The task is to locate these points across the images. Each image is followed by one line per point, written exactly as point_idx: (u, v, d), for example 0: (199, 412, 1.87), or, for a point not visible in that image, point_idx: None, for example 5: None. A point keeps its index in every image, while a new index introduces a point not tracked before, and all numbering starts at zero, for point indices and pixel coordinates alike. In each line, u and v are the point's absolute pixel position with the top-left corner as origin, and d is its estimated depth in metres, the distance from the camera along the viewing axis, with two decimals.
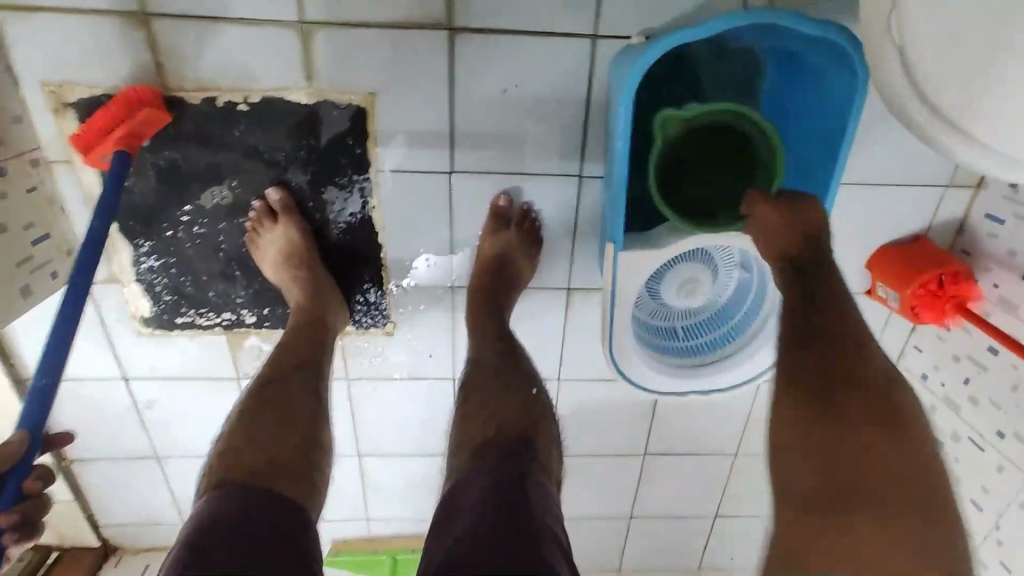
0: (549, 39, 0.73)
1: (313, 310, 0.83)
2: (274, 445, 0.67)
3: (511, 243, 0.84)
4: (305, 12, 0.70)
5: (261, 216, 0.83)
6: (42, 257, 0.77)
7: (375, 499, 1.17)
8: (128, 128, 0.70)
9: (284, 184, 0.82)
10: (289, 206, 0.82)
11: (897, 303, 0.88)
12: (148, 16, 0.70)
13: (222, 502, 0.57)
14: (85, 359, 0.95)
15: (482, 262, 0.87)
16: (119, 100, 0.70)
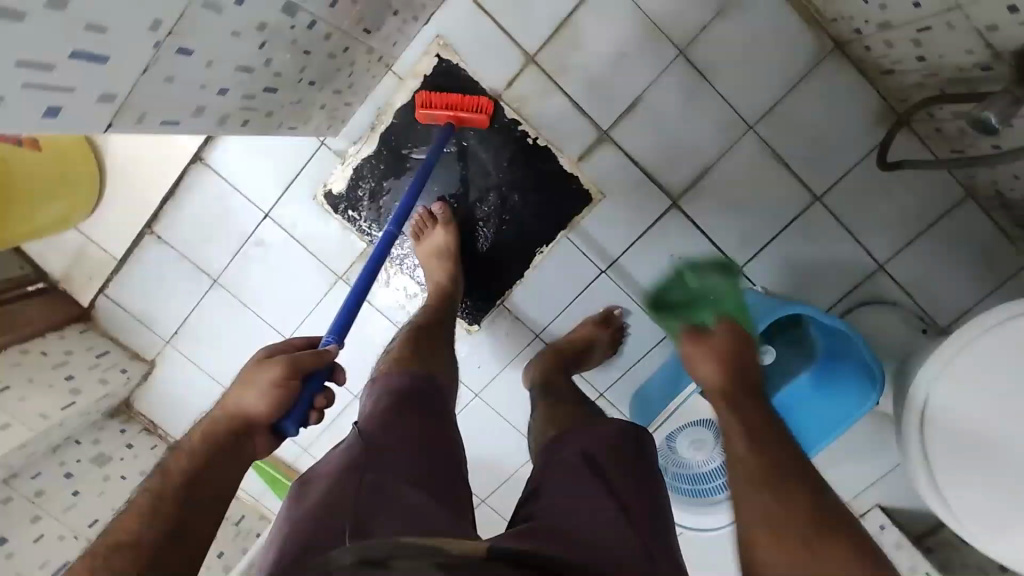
0: (716, 250, 1.09)
1: (451, 284, 1.05)
2: (421, 351, 0.90)
3: (601, 338, 1.10)
4: (612, 130, 1.04)
5: (424, 219, 1.09)
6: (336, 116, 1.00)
7: (330, 439, 1.27)
8: (468, 118, 1.02)
9: (444, 203, 1.09)
10: (452, 220, 1.09)
11: None
12: (531, 58, 1.02)
13: (396, 381, 0.83)
14: (256, 180, 1.10)
15: (573, 338, 1.09)
16: (475, 97, 1.02)
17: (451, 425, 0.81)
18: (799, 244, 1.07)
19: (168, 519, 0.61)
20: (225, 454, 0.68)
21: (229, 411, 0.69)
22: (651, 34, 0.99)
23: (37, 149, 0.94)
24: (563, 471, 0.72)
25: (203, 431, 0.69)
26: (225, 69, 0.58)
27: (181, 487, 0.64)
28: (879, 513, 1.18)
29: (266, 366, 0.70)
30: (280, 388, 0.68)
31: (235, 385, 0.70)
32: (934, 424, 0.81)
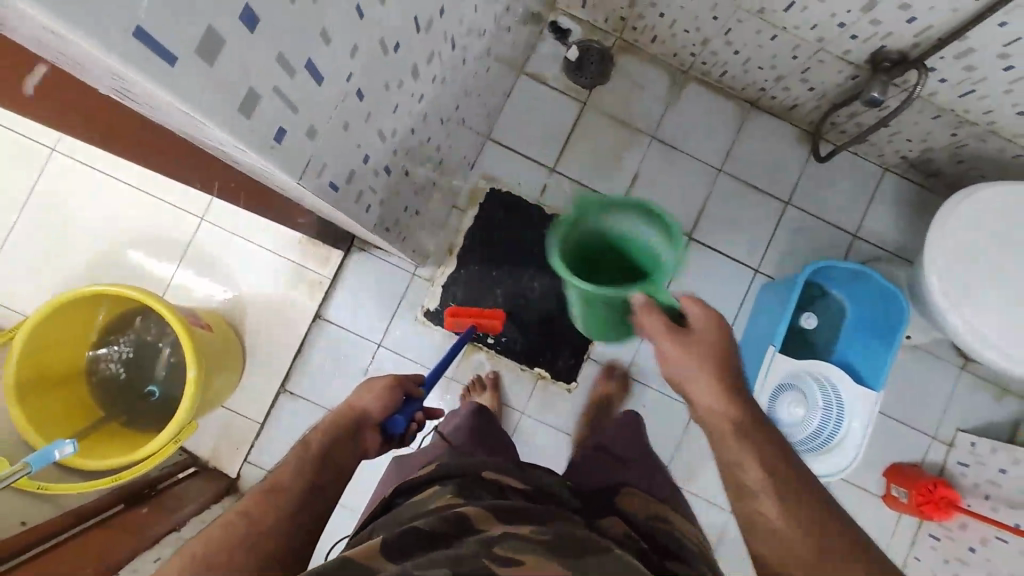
0: (734, 262, 1.39)
1: None
2: (480, 407, 1.13)
3: (617, 388, 1.35)
4: (626, 201, 1.39)
5: (473, 386, 1.34)
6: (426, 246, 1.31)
7: None
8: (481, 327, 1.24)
9: (491, 373, 1.35)
10: (494, 386, 1.33)
11: (908, 498, 1.28)
12: (553, 171, 1.39)
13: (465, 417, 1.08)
14: (367, 320, 1.35)
15: (597, 395, 1.36)
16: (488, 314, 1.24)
17: (499, 435, 1.05)
18: (789, 237, 1.39)
19: (308, 476, 0.71)
20: (345, 435, 0.80)
21: (346, 409, 0.84)
22: (629, 132, 1.40)
23: (214, 332, 1.17)
24: (591, 464, 1.03)
25: (324, 423, 0.81)
26: (412, 189, 0.88)
27: (314, 457, 0.74)
28: (965, 434, 1.35)
29: (379, 380, 0.90)
30: (391, 391, 0.87)
31: (357, 391, 0.88)
32: (953, 297, 0.99)
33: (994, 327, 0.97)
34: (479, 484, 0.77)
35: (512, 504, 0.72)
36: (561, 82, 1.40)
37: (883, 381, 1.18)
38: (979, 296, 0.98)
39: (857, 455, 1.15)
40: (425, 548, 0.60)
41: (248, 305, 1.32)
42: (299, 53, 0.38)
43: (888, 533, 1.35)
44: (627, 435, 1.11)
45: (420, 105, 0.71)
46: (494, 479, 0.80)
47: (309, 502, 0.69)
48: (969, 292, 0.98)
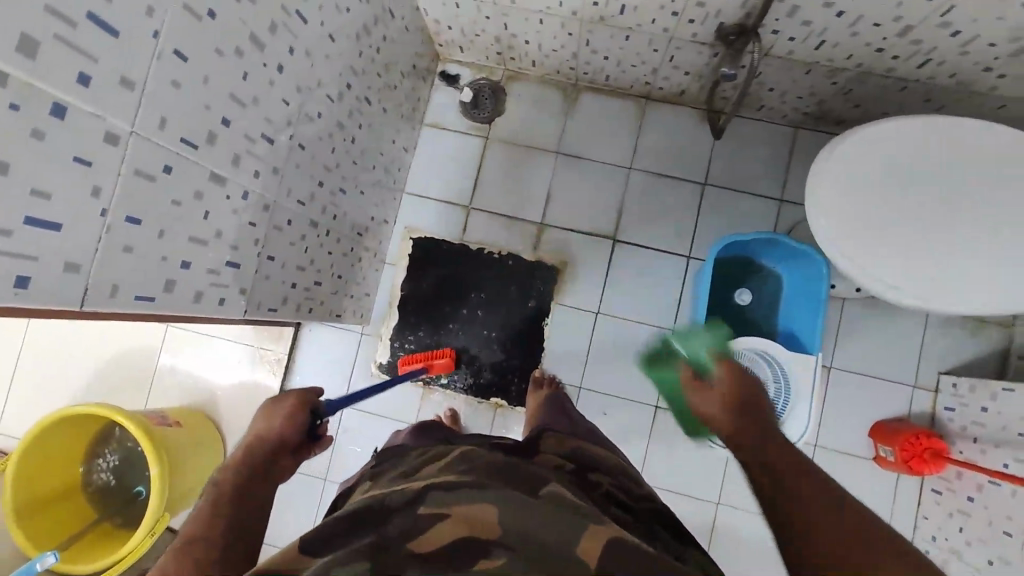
0: (663, 253, 1.39)
1: None
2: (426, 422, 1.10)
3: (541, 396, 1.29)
4: (545, 220, 1.43)
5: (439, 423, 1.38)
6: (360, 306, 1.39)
7: None
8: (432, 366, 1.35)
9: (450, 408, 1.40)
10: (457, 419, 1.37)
11: (894, 455, 1.22)
12: (471, 207, 1.45)
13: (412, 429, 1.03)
14: (327, 385, 1.43)
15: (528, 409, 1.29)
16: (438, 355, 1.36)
17: (445, 429, 1.01)
18: (715, 215, 1.38)
19: (224, 518, 0.68)
20: (259, 470, 0.78)
21: (252, 439, 0.83)
22: (533, 154, 1.45)
23: (182, 427, 1.28)
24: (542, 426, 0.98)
25: (234, 455, 0.80)
26: (290, 268, 0.97)
27: (227, 501, 0.71)
28: (947, 376, 1.27)
29: (276, 400, 0.90)
30: (297, 412, 0.88)
31: (259, 416, 0.87)
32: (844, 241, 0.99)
33: (893, 262, 0.98)
34: (409, 464, 0.76)
35: (439, 467, 0.71)
36: (462, 122, 1.47)
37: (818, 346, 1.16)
38: (871, 235, 0.99)
39: (806, 427, 1.13)
40: (356, 532, 0.59)
41: (221, 394, 1.43)
42: (7, 219, 0.47)
43: (887, 495, 1.28)
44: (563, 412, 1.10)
45: (248, 199, 0.79)
46: (421, 458, 0.78)
47: (237, 536, 0.67)
48: (861, 234, 0.99)
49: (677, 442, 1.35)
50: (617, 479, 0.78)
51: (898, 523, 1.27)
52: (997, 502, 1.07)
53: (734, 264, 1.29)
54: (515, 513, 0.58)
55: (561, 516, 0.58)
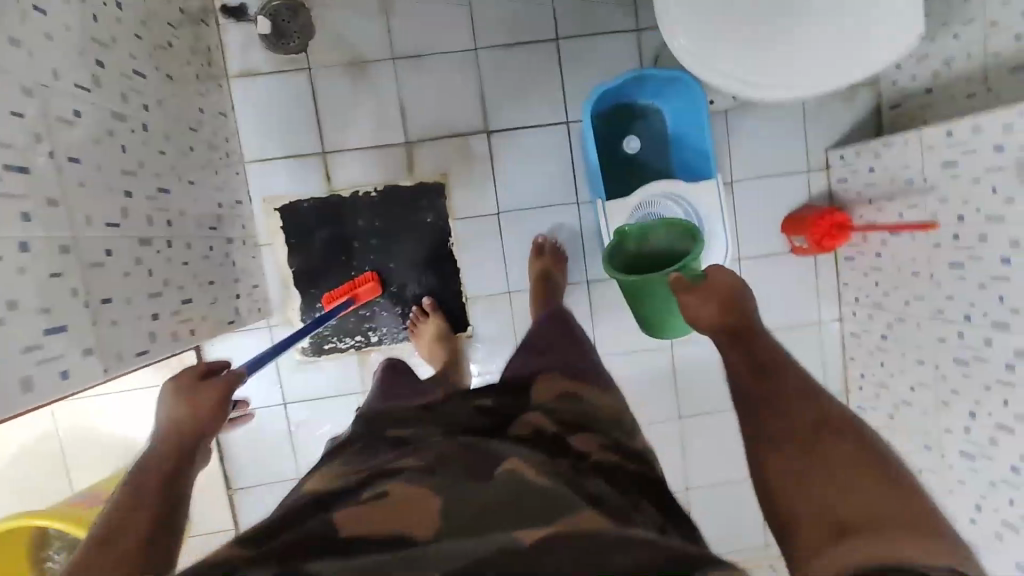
0: (541, 128, 1.30)
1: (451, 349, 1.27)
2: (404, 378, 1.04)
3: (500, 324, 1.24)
4: (409, 137, 1.29)
5: (417, 315, 1.31)
6: (252, 303, 1.23)
7: None
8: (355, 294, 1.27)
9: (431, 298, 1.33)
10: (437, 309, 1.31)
11: (807, 243, 1.28)
12: (326, 153, 1.28)
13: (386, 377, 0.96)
14: (258, 390, 1.33)
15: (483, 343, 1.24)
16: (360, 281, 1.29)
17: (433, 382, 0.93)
18: (580, 69, 1.29)
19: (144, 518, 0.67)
20: (179, 469, 0.75)
21: (171, 435, 0.79)
22: (368, 70, 1.27)
23: None
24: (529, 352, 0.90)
25: (150, 454, 0.77)
26: (141, 300, 0.82)
27: (142, 500, 0.69)
28: (833, 151, 1.31)
29: (188, 385, 0.83)
30: (217, 398, 0.83)
31: (172, 402, 0.81)
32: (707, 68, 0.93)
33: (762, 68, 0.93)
34: (380, 440, 0.70)
35: (399, 450, 0.66)
36: (273, 60, 1.25)
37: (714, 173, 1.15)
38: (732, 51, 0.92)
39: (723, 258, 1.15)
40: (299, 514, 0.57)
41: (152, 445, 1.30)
42: None
43: (810, 279, 1.36)
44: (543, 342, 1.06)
45: (31, 250, 0.64)
46: (399, 428, 0.74)
47: (158, 533, 0.66)
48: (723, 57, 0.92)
49: (617, 305, 1.36)
50: (614, 431, 0.72)
51: (825, 299, 1.37)
52: (901, 251, 1.15)
53: (615, 114, 1.22)
54: (462, 503, 0.54)
55: (540, 504, 0.52)
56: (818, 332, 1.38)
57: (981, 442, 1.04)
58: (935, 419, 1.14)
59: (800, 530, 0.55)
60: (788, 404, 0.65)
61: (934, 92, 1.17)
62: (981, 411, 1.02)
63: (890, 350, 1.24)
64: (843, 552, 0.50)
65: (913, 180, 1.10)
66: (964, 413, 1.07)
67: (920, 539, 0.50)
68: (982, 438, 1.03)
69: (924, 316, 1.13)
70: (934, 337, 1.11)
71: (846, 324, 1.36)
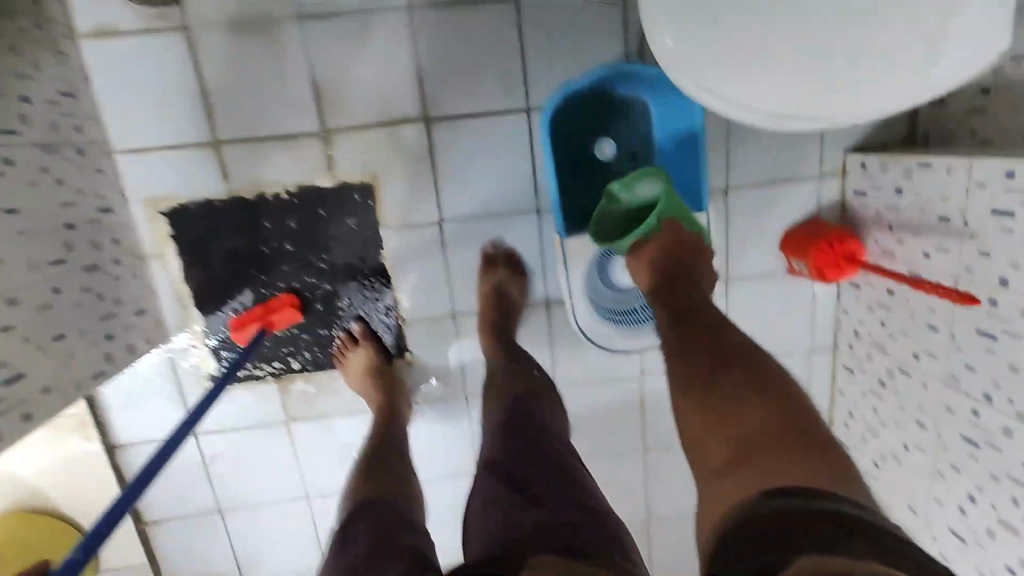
0: (496, 116, 1.03)
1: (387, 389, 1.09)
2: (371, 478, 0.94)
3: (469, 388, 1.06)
4: (326, 124, 1.01)
5: (344, 343, 1.11)
6: (134, 339, 1.00)
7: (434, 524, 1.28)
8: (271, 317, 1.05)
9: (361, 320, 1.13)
10: (368, 335, 1.12)
11: (808, 270, 1.07)
12: (219, 142, 1.01)
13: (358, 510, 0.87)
14: (161, 421, 1.14)
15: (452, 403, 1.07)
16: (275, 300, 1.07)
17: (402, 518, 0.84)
18: (545, 40, 0.99)
19: None
20: None
21: None
22: (266, 32, 0.96)
23: None
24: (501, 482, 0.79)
25: None
26: None
27: None
28: (854, 155, 1.06)
29: None
30: None
31: None
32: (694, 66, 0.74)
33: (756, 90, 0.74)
34: None
35: None
36: (136, 15, 0.94)
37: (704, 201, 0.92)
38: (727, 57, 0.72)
39: None
40: None
41: (40, 484, 1.12)
42: None
43: (806, 304, 1.17)
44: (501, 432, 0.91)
45: None
46: None
47: None
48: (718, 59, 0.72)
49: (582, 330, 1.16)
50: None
51: (820, 326, 1.19)
52: (919, 296, 0.96)
53: (590, 106, 0.96)
54: None
55: None
56: (808, 361, 1.21)
57: (980, 528, 0.91)
58: (929, 485, 1.02)
59: (702, 464, 0.66)
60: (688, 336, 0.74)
61: (992, 96, 0.92)
62: (985, 498, 0.89)
63: (887, 397, 1.09)
64: (745, 481, 0.60)
65: (949, 219, 0.89)
66: (963, 492, 0.93)
67: (804, 459, 0.60)
68: (980, 525, 0.91)
69: (935, 377, 0.96)
70: (941, 403, 0.95)
71: (840, 354, 1.20)
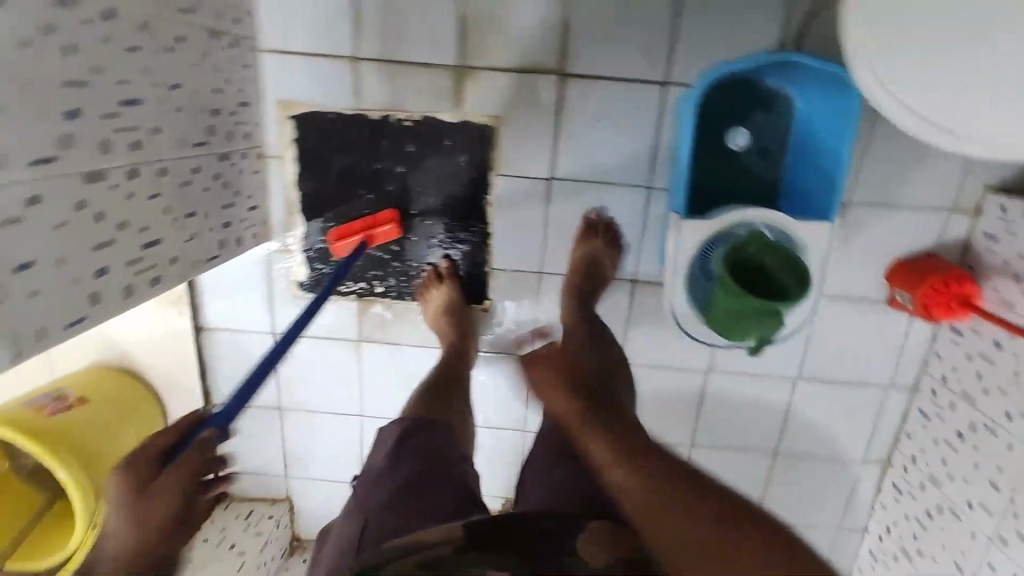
0: (631, 84, 1.01)
1: (458, 329, 1.12)
2: (434, 404, 0.97)
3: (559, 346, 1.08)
4: (463, 60, 1.01)
5: (430, 278, 1.14)
6: (244, 231, 1.04)
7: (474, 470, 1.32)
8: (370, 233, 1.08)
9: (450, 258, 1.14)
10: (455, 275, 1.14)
11: (912, 304, 1.03)
12: (358, 58, 1.02)
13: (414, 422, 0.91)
14: (247, 315, 1.20)
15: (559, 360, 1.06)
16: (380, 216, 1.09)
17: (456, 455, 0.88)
18: (700, 16, 0.96)
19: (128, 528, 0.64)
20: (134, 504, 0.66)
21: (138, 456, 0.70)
22: None
23: (88, 403, 1.10)
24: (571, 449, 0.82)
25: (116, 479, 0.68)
26: (83, 256, 0.65)
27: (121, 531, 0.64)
28: (994, 196, 1.01)
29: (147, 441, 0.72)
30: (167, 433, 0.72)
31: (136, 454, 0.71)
32: None
33: None
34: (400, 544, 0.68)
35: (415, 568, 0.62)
36: None
37: (834, 210, 0.89)
38: None
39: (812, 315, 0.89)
40: None
41: (132, 348, 1.20)
42: None
43: (896, 338, 1.14)
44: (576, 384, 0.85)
45: None
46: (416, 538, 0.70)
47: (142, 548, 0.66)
48: None
49: (662, 315, 1.16)
50: None
51: (904, 363, 1.15)
52: None
53: (733, 92, 0.93)
54: None
55: None
56: (882, 396, 1.18)
57: None
58: (988, 545, 1.00)
59: None
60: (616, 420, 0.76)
61: None
62: None
63: (961, 449, 1.06)
64: None
65: None
66: None
67: None
68: None
69: None
70: None
71: (918, 396, 1.16)
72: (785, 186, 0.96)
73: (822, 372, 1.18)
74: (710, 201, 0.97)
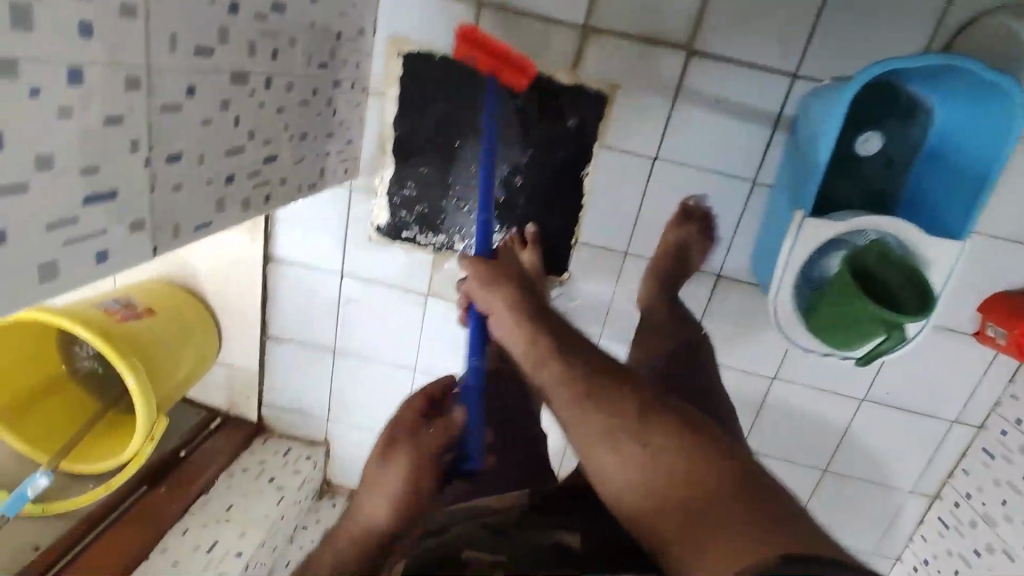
0: (758, 72, 0.97)
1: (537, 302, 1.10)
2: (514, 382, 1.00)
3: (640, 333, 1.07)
4: (589, 21, 0.97)
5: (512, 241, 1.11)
6: (339, 165, 1.02)
7: None
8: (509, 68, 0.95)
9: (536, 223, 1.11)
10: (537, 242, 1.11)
11: (1005, 341, 1.01)
12: (481, 3, 0.98)
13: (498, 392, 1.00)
14: (318, 251, 1.18)
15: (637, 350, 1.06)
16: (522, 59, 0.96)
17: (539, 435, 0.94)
18: (846, 10, 0.92)
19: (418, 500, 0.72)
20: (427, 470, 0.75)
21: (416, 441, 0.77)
22: None
23: (156, 314, 1.10)
24: None
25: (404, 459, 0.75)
26: (218, 158, 0.63)
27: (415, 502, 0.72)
28: None
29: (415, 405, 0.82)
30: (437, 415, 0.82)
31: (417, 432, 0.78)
32: None
33: None
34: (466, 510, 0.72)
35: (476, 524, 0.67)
36: None
37: (966, 230, 0.84)
38: None
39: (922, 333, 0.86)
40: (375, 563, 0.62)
41: (199, 268, 1.18)
42: None
43: (973, 373, 1.11)
44: (587, 348, 0.68)
45: (88, 83, 0.44)
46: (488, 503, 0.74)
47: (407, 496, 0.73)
48: None
49: (739, 315, 1.13)
50: None
51: (976, 399, 1.13)
52: None
53: (869, 97, 0.90)
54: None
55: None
56: (946, 429, 1.16)
57: None
58: None
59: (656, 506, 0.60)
60: (608, 398, 0.63)
61: None
62: None
63: None
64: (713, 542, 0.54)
65: None
66: None
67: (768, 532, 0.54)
68: None
69: None
70: None
71: (984, 435, 1.14)
72: (910, 199, 0.92)
73: (890, 399, 1.15)
74: (825, 204, 0.94)
